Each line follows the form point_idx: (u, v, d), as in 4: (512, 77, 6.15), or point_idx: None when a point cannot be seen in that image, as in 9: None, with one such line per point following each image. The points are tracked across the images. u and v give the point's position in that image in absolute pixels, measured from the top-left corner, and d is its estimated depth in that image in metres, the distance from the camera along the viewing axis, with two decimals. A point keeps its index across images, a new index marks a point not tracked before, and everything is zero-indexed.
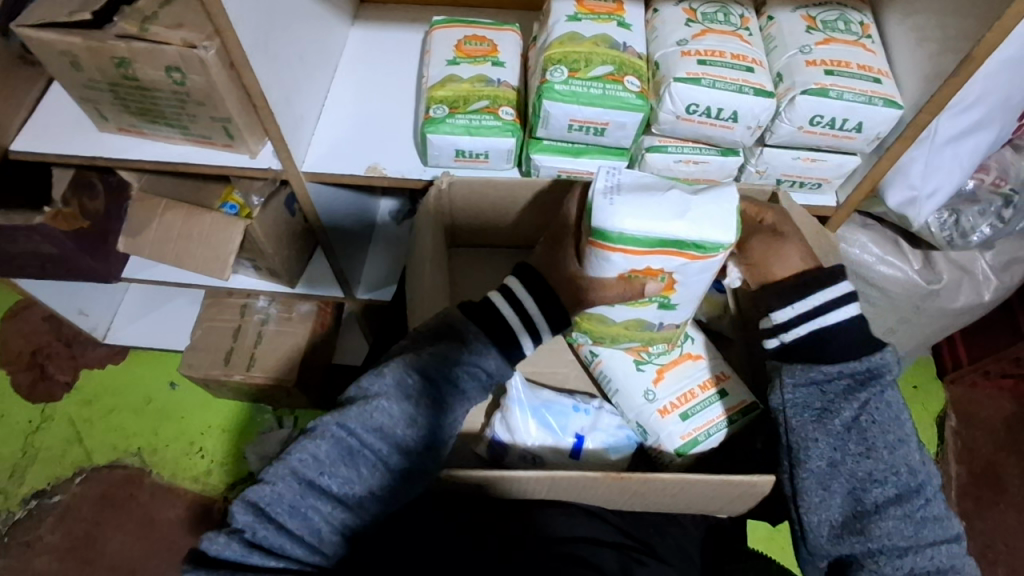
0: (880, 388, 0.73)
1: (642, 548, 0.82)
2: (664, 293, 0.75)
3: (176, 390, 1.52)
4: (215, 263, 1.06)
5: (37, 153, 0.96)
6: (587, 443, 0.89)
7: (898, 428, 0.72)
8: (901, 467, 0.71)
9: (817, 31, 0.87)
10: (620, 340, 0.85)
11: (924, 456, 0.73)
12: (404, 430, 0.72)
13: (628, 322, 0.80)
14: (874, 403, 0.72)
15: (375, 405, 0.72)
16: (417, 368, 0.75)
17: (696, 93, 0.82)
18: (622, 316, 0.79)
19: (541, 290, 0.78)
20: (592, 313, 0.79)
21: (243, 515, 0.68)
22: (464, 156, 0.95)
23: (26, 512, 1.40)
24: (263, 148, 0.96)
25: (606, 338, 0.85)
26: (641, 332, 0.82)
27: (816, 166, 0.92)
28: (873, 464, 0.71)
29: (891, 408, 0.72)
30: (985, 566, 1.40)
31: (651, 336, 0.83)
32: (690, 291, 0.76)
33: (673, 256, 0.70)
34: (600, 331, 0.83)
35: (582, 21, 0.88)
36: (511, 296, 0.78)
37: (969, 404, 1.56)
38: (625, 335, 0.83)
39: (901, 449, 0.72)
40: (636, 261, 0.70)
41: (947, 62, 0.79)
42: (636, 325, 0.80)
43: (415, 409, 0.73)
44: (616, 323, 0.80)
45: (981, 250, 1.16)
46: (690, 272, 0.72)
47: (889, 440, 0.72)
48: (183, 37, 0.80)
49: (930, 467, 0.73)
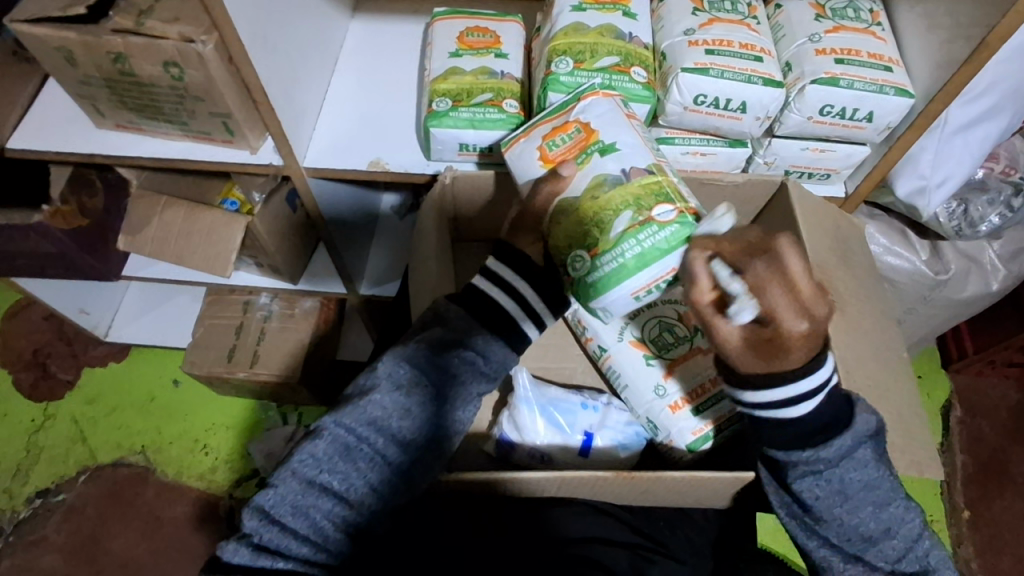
0: (834, 467, 0.67)
1: (658, 548, 0.82)
2: (591, 142, 0.76)
3: (179, 387, 1.51)
4: (216, 260, 1.03)
5: (34, 151, 0.95)
6: (596, 441, 0.88)
7: (847, 501, 0.68)
8: (853, 535, 0.70)
9: (826, 19, 0.85)
10: (608, 226, 0.72)
11: (886, 522, 0.69)
12: (399, 422, 0.71)
13: (591, 184, 0.74)
14: (824, 479, 0.67)
15: (368, 400, 0.71)
16: (409, 359, 0.74)
17: (704, 84, 0.81)
18: (581, 185, 0.75)
19: (532, 272, 0.77)
20: (563, 203, 0.75)
21: (251, 521, 0.66)
22: (467, 150, 0.93)
23: (31, 511, 1.40)
24: (263, 144, 0.95)
25: (591, 234, 0.73)
26: (613, 192, 0.73)
27: (825, 157, 0.91)
28: (826, 530, 0.70)
29: (840, 484, 0.67)
30: (991, 556, 1.40)
31: (631, 195, 0.73)
32: (616, 126, 0.77)
33: (563, 112, 0.80)
34: (574, 226, 0.74)
35: (587, 11, 0.86)
36: (500, 281, 0.77)
37: (974, 394, 1.55)
38: (604, 209, 0.73)
39: (850, 523, 0.69)
40: (535, 134, 0.80)
41: (958, 49, 0.77)
42: (601, 185, 0.74)
43: (406, 400, 0.71)
44: (580, 198, 0.74)
45: (989, 239, 1.14)
46: (590, 111, 0.78)
47: (843, 511, 0.68)
48: (180, 31, 0.78)
49: (891, 532, 0.70)
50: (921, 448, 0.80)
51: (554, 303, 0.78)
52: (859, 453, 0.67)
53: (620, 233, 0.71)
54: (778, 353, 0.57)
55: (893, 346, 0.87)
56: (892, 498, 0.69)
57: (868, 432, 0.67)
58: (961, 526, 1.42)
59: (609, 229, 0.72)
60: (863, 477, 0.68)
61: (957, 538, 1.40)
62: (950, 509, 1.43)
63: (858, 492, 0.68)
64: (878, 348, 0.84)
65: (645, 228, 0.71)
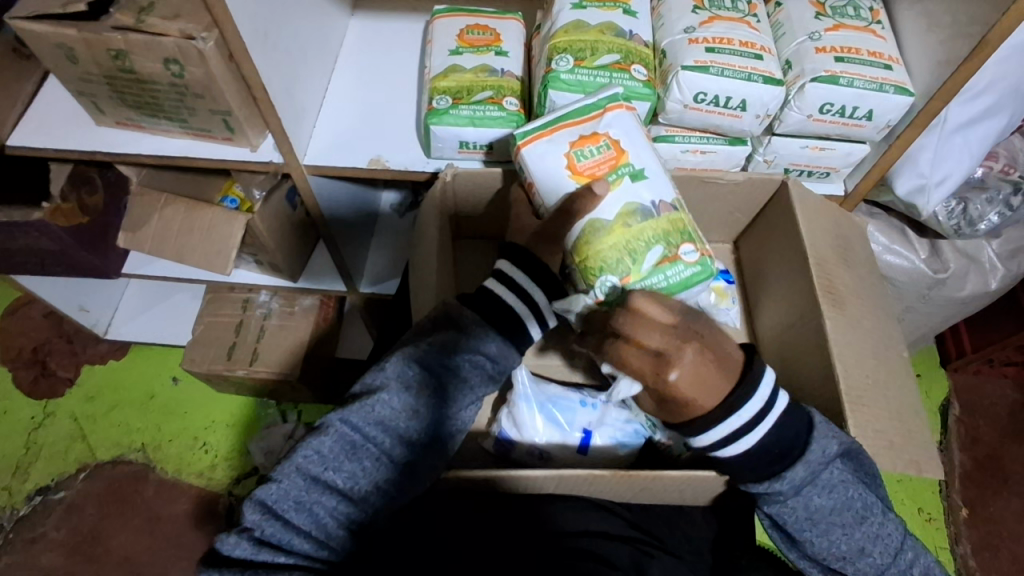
0: (795, 493, 0.70)
1: (654, 542, 0.83)
2: (621, 163, 0.77)
3: (178, 385, 1.51)
4: (216, 257, 1.03)
5: (34, 148, 0.95)
6: (594, 439, 0.89)
7: (816, 524, 0.71)
8: (830, 555, 0.71)
9: (826, 17, 0.85)
10: (641, 256, 0.75)
11: (859, 543, 0.70)
12: (406, 422, 0.71)
13: (623, 213, 0.76)
14: (788, 505, 0.71)
15: (376, 399, 0.71)
16: (417, 360, 0.73)
17: (704, 81, 0.81)
18: (611, 208, 0.76)
19: (534, 266, 0.76)
20: (593, 224, 0.75)
21: (253, 515, 0.66)
22: (468, 148, 0.93)
23: (31, 508, 1.40)
24: (264, 141, 0.95)
25: (625, 262, 0.75)
26: (644, 223, 0.76)
27: (825, 155, 0.91)
28: (803, 547, 0.73)
29: (805, 508, 0.70)
30: (988, 555, 1.40)
31: (660, 229, 0.76)
32: (643, 152, 0.79)
33: (586, 121, 0.79)
34: (606, 251, 0.75)
35: (587, 9, 0.86)
36: (509, 281, 0.76)
37: (972, 392, 1.55)
38: (636, 240, 0.75)
39: (823, 542, 0.71)
40: (559, 138, 0.79)
41: (959, 47, 0.77)
42: (633, 213, 0.76)
43: (415, 400, 0.71)
44: (612, 223, 0.75)
45: (988, 237, 1.15)
46: (617, 126, 0.79)
47: (810, 535, 0.71)
48: (181, 28, 0.78)
49: (866, 552, 0.71)
50: (920, 445, 0.80)
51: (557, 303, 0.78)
52: (823, 476, 0.70)
53: (652, 267, 0.75)
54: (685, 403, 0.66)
55: (892, 343, 0.87)
56: (867, 517, 0.71)
57: (832, 453, 0.70)
58: (958, 524, 1.42)
59: (642, 261, 0.75)
60: (828, 501, 0.70)
61: (955, 536, 1.41)
62: (948, 507, 1.43)
63: (825, 515, 0.70)
64: (877, 345, 0.85)
65: (671, 266, 0.76)
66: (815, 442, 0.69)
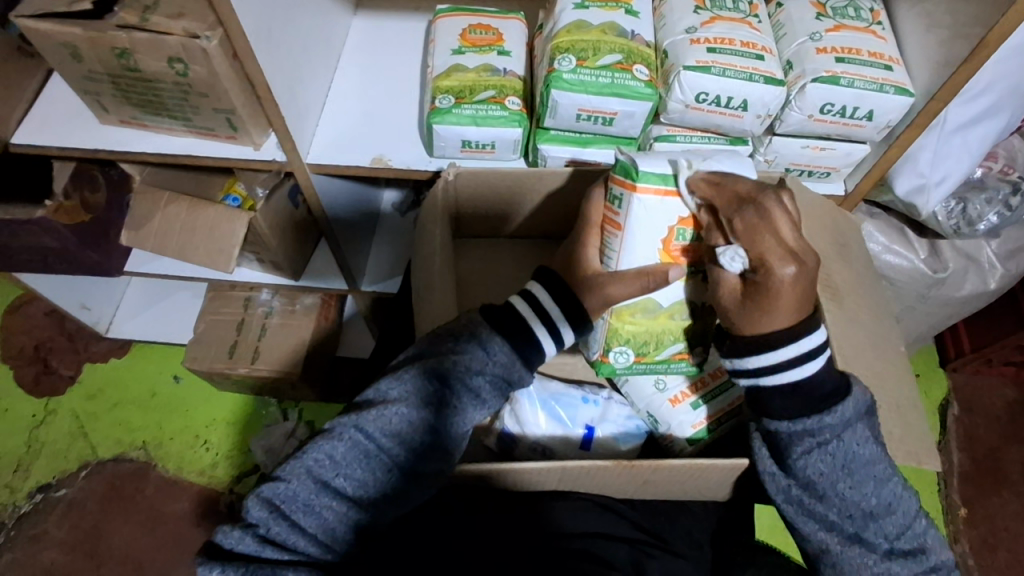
0: (836, 435, 0.70)
1: (656, 541, 0.84)
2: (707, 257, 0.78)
3: (180, 383, 1.52)
4: (218, 255, 1.04)
5: (38, 146, 0.95)
6: (597, 434, 0.90)
7: (851, 477, 0.70)
8: (854, 512, 0.71)
9: (827, 17, 0.86)
10: (665, 346, 0.82)
11: (885, 499, 0.71)
12: (420, 435, 0.71)
13: (674, 308, 0.80)
14: (828, 450, 0.70)
15: (393, 411, 0.70)
16: (434, 373, 0.73)
17: (705, 81, 0.82)
18: (669, 298, 0.79)
19: (554, 284, 0.78)
20: (640, 302, 0.79)
21: (260, 511, 0.67)
22: (470, 147, 0.93)
23: (32, 506, 1.40)
24: (267, 140, 0.95)
25: (650, 347, 0.81)
26: (686, 322, 0.81)
27: (825, 155, 0.92)
28: (827, 509, 0.71)
29: (841, 456, 0.70)
30: (987, 555, 1.40)
31: (696, 333, 0.82)
32: None
33: None
34: (641, 329, 0.80)
35: (589, 9, 0.87)
36: (527, 294, 0.78)
37: (971, 392, 1.56)
38: (670, 332, 0.81)
39: (852, 497, 0.70)
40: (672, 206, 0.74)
41: (958, 48, 0.78)
42: (682, 310, 0.80)
43: (430, 415, 0.71)
44: (662, 310, 0.79)
45: (986, 237, 1.15)
46: None
47: (842, 488, 0.70)
48: (185, 27, 0.78)
49: (892, 509, 0.71)
50: (919, 442, 0.81)
51: (574, 317, 0.77)
52: (857, 424, 0.71)
53: (665, 356, 0.83)
54: (768, 304, 0.67)
55: (892, 342, 0.87)
56: (891, 475, 0.71)
57: (864, 407, 0.71)
58: (957, 524, 1.43)
59: (663, 349, 0.82)
60: (865, 451, 0.70)
61: (953, 535, 1.41)
62: (947, 506, 1.44)
63: (859, 467, 0.70)
64: (877, 343, 0.85)
65: (678, 362, 0.84)
66: (856, 390, 0.71)
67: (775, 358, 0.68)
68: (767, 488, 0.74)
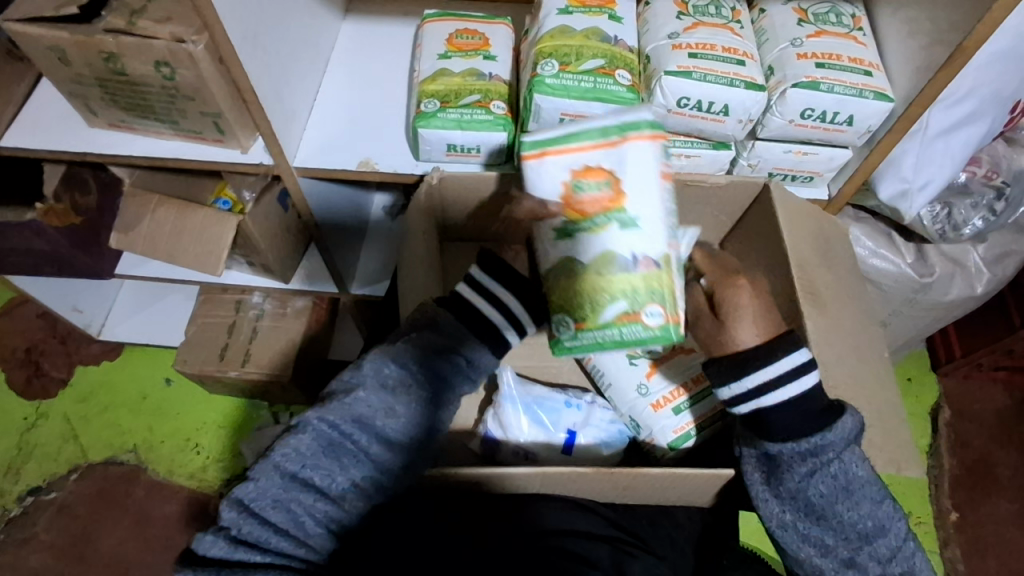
0: (835, 456, 0.70)
1: (635, 542, 0.84)
2: (615, 207, 0.68)
3: (170, 386, 1.52)
4: (207, 257, 1.04)
5: (27, 149, 0.96)
6: (579, 439, 0.90)
7: (848, 498, 0.70)
8: (850, 533, 0.71)
9: (809, 24, 0.87)
10: (602, 306, 0.69)
11: (879, 521, 0.71)
12: (383, 420, 0.72)
13: (597, 261, 0.69)
14: (829, 472, 0.70)
15: (354, 398, 0.71)
16: (395, 360, 0.75)
17: (687, 86, 0.82)
18: (587, 252, 0.69)
19: (519, 285, 0.81)
20: (561, 260, 0.72)
21: (231, 512, 0.67)
22: (455, 151, 0.94)
23: (22, 509, 1.40)
24: (254, 143, 0.96)
25: (583, 308, 0.70)
26: (619, 276, 0.68)
27: (808, 159, 0.92)
28: (823, 530, 0.71)
29: (841, 479, 0.70)
30: (975, 560, 1.41)
31: (633, 285, 0.68)
32: (644, 199, 0.68)
33: (590, 148, 0.68)
34: (571, 294, 0.71)
35: (573, 14, 0.88)
36: (491, 296, 0.81)
37: (962, 397, 1.56)
38: (602, 290, 0.69)
39: (848, 521, 0.70)
40: (561, 162, 0.69)
41: (937, 54, 0.79)
42: (610, 262, 0.68)
43: (393, 398, 0.73)
44: (584, 269, 0.70)
45: (973, 242, 1.16)
46: (626, 164, 0.67)
47: (840, 511, 0.70)
48: (171, 32, 0.79)
49: (885, 530, 0.71)
50: (898, 446, 0.81)
51: (536, 314, 0.83)
52: (852, 447, 0.71)
53: (610, 318, 0.69)
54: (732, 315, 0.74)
55: (873, 346, 0.88)
56: (885, 497, 0.72)
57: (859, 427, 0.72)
58: (947, 529, 1.43)
59: (602, 311, 0.69)
60: (862, 472, 0.71)
61: (943, 540, 1.42)
62: (937, 511, 1.44)
63: (857, 488, 0.70)
64: (858, 346, 0.86)
65: (629, 325, 0.68)
66: (850, 411, 0.72)
67: (776, 369, 0.71)
68: (762, 511, 0.74)
